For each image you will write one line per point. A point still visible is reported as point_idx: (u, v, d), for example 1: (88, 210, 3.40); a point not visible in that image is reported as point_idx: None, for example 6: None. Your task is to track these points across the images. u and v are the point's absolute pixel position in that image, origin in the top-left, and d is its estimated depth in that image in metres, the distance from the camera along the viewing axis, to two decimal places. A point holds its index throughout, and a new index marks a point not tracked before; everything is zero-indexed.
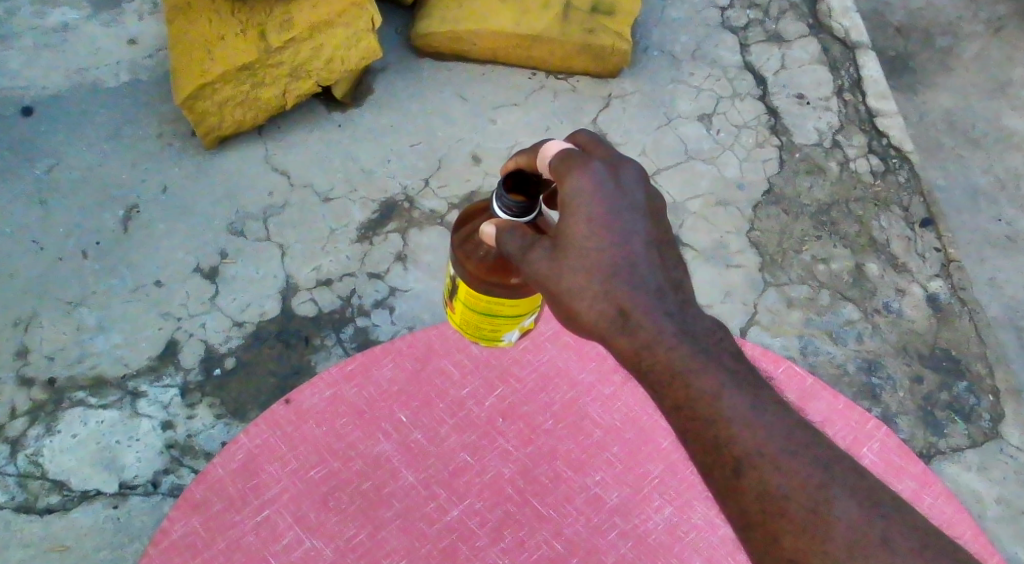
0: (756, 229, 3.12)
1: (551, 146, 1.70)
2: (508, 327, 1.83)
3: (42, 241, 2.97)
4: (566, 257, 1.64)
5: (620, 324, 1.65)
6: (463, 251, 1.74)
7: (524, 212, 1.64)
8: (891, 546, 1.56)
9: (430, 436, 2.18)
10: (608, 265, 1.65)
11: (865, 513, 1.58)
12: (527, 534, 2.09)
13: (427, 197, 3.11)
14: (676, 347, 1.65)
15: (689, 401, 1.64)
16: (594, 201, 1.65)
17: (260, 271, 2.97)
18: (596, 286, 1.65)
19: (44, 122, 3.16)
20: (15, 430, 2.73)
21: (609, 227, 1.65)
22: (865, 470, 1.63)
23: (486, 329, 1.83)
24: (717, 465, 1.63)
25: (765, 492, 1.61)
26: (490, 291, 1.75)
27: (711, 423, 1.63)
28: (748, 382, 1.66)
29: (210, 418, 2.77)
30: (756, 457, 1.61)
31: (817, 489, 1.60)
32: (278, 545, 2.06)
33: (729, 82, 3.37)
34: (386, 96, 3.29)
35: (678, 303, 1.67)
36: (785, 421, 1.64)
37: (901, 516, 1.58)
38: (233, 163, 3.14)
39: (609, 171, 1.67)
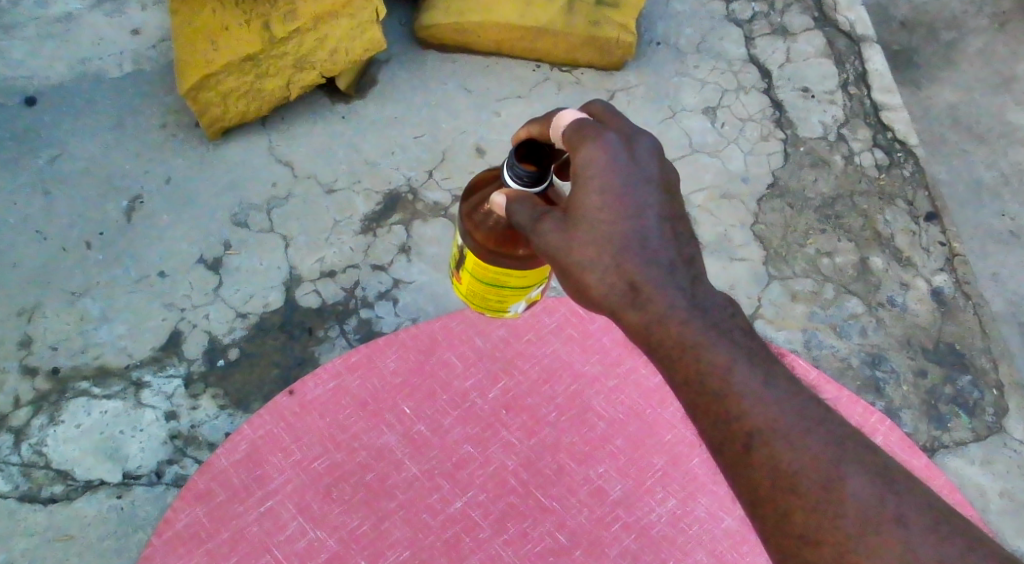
0: (760, 223, 3.11)
1: (565, 115, 1.69)
2: (513, 300, 1.84)
3: (46, 231, 2.97)
4: (576, 229, 1.65)
5: (629, 298, 1.66)
6: (472, 219, 1.75)
7: (535, 181, 1.65)
8: (904, 523, 1.55)
9: (434, 428, 2.18)
10: (619, 239, 1.65)
11: (878, 491, 1.58)
12: (530, 526, 2.09)
13: (431, 189, 3.11)
14: (688, 320, 1.65)
15: (700, 374, 1.65)
16: (606, 173, 1.65)
17: (263, 261, 2.97)
18: (606, 259, 1.65)
19: (48, 112, 3.15)
20: (19, 420, 2.73)
21: (621, 200, 1.65)
22: (878, 448, 1.63)
23: (491, 301, 1.84)
24: (726, 444, 1.63)
25: (776, 469, 1.61)
26: (498, 261, 1.75)
27: (723, 398, 1.64)
28: (759, 358, 1.66)
29: (214, 408, 2.77)
30: (767, 433, 1.62)
31: (828, 465, 1.60)
32: (282, 535, 2.06)
33: (733, 75, 3.37)
34: (390, 88, 3.28)
35: (690, 278, 1.67)
36: (796, 400, 1.64)
37: (912, 495, 1.58)
38: (237, 154, 3.14)
39: (622, 142, 1.67)
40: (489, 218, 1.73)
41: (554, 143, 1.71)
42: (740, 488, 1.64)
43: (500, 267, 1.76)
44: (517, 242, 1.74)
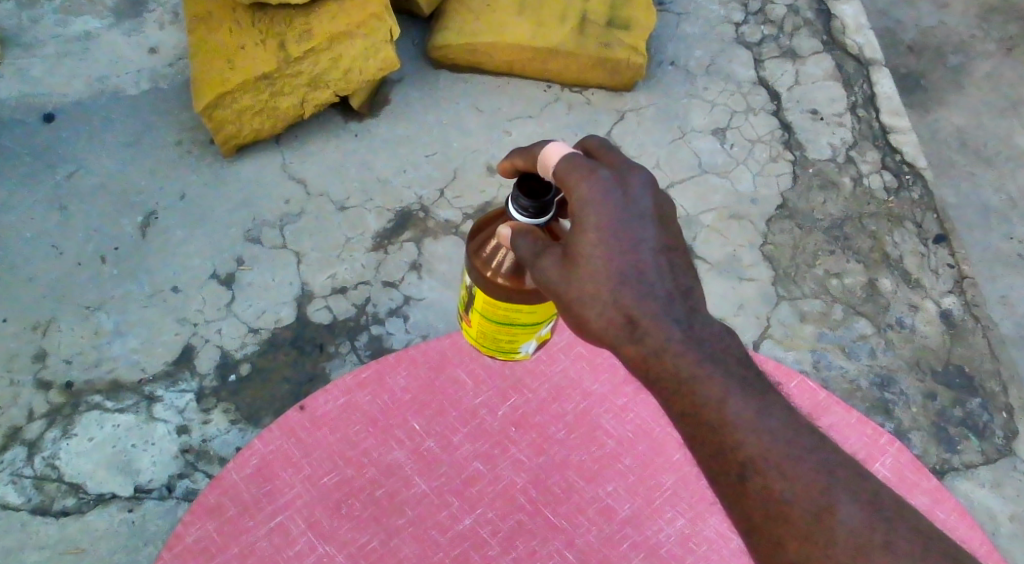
0: (769, 244, 3.13)
1: (552, 147, 1.71)
2: (521, 336, 1.86)
3: (62, 246, 3.01)
4: (574, 265, 1.67)
5: (628, 332, 1.68)
6: (479, 258, 1.77)
7: (539, 213, 1.69)
8: (893, 550, 1.58)
9: (443, 444, 2.20)
10: (615, 274, 1.67)
11: (869, 519, 1.60)
12: (538, 544, 2.11)
13: (443, 207, 3.14)
14: (683, 353, 1.68)
15: (695, 407, 1.67)
16: (601, 210, 1.67)
17: (276, 277, 3.00)
18: (604, 294, 1.67)
19: (65, 128, 3.19)
20: (33, 432, 2.75)
21: (618, 237, 1.67)
22: (868, 475, 1.66)
23: (500, 338, 1.86)
24: (721, 471, 1.66)
25: (768, 498, 1.63)
26: (508, 299, 1.78)
27: (716, 427, 1.66)
28: (754, 387, 1.68)
29: (225, 423, 2.79)
30: (760, 462, 1.64)
31: (820, 494, 1.63)
32: (291, 550, 2.08)
33: (743, 97, 3.39)
34: (402, 107, 3.32)
35: (686, 309, 1.69)
36: (789, 430, 1.67)
37: (904, 521, 1.61)
38: (251, 171, 3.17)
39: (617, 178, 1.69)
40: (495, 255, 1.75)
41: (546, 177, 1.72)
42: (735, 512, 1.67)
43: (507, 302, 1.79)
44: (523, 278, 1.75)
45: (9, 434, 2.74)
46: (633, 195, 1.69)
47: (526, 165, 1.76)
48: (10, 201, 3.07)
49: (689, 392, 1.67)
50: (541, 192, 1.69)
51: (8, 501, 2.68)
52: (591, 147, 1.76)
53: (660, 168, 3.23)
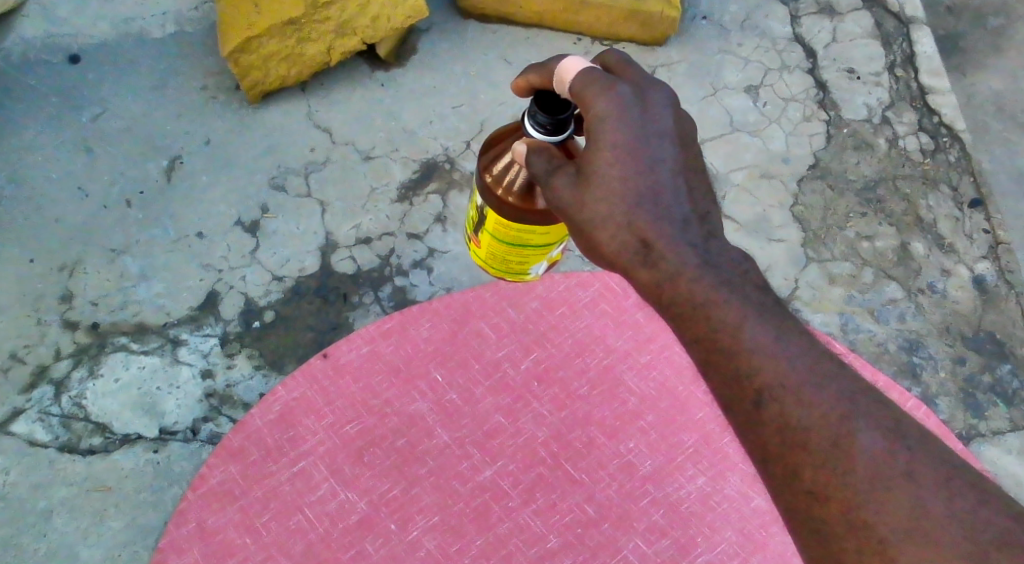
0: (799, 204, 3.09)
1: (568, 63, 1.74)
2: (532, 255, 1.93)
3: (88, 188, 3.00)
4: (587, 184, 1.71)
5: (641, 257, 1.71)
6: (493, 178, 1.82)
7: (556, 130, 1.72)
8: (912, 480, 1.56)
9: (466, 396, 2.20)
10: (630, 196, 1.71)
11: (887, 448, 1.59)
12: (558, 497, 2.11)
13: (469, 159, 3.12)
14: (697, 278, 1.70)
15: (709, 337, 1.68)
16: (618, 126, 1.71)
17: (300, 226, 2.99)
18: (619, 217, 1.71)
19: (92, 70, 3.17)
20: (60, 371, 2.77)
21: (635, 155, 1.71)
22: (890, 405, 1.64)
23: (510, 256, 1.94)
24: (736, 402, 1.66)
25: (781, 435, 1.63)
26: (518, 218, 1.83)
27: (732, 357, 1.67)
28: (770, 319, 1.69)
29: (248, 369, 2.80)
30: (776, 391, 1.64)
31: (837, 422, 1.61)
32: (313, 496, 2.09)
33: (778, 54, 3.32)
34: (430, 56, 3.27)
35: (702, 234, 1.73)
36: (807, 361, 1.66)
37: (921, 452, 1.59)
38: (278, 118, 3.15)
39: (635, 95, 1.73)
40: (506, 177, 1.80)
41: (562, 94, 1.75)
42: (749, 444, 1.66)
43: (516, 224, 1.85)
44: (534, 200, 1.81)
45: (36, 372, 2.77)
46: (654, 110, 1.72)
47: (541, 82, 1.79)
48: (37, 142, 3.06)
49: (705, 316, 1.69)
50: (558, 109, 1.73)
51: (36, 439, 2.70)
52: (608, 63, 1.78)
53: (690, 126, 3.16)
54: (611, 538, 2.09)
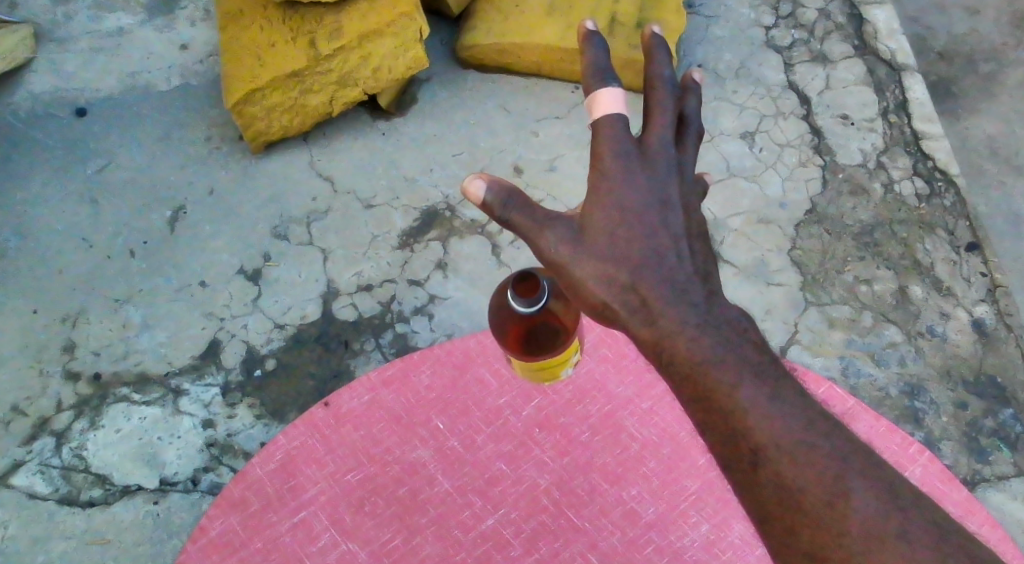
0: (797, 248, 3.09)
1: (608, 93, 1.70)
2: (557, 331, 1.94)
3: (92, 239, 3.04)
4: (585, 242, 1.68)
5: (641, 316, 1.68)
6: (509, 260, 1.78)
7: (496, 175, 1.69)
8: (914, 529, 1.55)
9: (467, 444, 2.27)
10: (630, 255, 1.68)
11: (886, 496, 1.57)
12: (562, 545, 2.15)
13: (469, 206, 3.11)
14: (698, 338, 1.67)
15: (704, 385, 1.67)
16: (622, 183, 1.69)
17: (302, 274, 3.00)
18: (618, 276, 1.68)
19: (98, 123, 3.23)
20: (61, 423, 2.77)
21: (630, 214, 1.68)
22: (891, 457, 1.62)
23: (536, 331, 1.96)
24: (732, 459, 1.64)
25: (779, 484, 1.61)
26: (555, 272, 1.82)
27: (726, 414, 1.65)
28: (768, 369, 1.67)
29: (249, 418, 2.78)
30: (772, 448, 1.62)
31: (836, 475, 1.60)
32: (314, 546, 2.17)
33: (773, 101, 3.35)
34: (429, 106, 3.32)
35: (704, 294, 1.70)
36: (803, 416, 1.64)
37: (923, 501, 1.58)
38: (279, 168, 3.19)
39: (641, 153, 1.71)
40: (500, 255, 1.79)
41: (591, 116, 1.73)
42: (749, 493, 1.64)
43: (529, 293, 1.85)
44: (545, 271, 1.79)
45: (37, 425, 2.77)
46: (660, 169, 1.71)
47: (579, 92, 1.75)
48: (43, 195, 3.11)
49: (696, 373, 1.67)
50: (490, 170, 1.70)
51: (36, 491, 2.70)
52: (654, 88, 1.73)
53: None
54: None
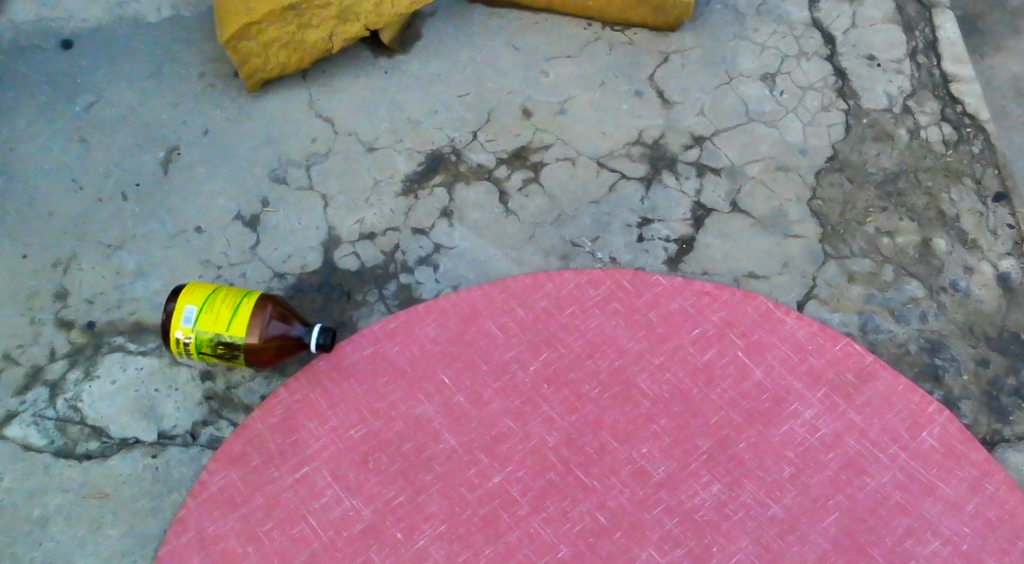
0: (817, 198, 2.96)
1: None
2: (254, 303, 2.35)
3: (82, 181, 2.94)
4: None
5: None
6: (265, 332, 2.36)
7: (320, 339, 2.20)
8: None
9: (473, 399, 2.22)
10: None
11: None
12: (570, 504, 2.11)
13: (475, 151, 3.01)
14: None
15: None
16: None
17: (302, 220, 2.90)
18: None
19: (85, 56, 3.11)
20: (55, 373, 2.70)
21: None
22: None
23: (214, 314, 2.34)
24: None
25: None
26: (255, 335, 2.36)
27: None
28: None
29: (249, 371, 2.69)
30: None
31: None
32: (317, 503, 2.14)
33: (795, 40, 3.20)
34: (433, 42, 3.18)
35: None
36: None
37: None
38: (277, 107, 3.06)
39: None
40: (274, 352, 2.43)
41: None
42: None
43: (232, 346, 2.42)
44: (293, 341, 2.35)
45: (31, 374, 2.70)
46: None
47: None
48: (30, 133, 3.00)
49: None
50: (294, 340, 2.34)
51: (32, 443, 2.63)
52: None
53: (704, 116, 3.07)
54: (624, 548, 2.07)
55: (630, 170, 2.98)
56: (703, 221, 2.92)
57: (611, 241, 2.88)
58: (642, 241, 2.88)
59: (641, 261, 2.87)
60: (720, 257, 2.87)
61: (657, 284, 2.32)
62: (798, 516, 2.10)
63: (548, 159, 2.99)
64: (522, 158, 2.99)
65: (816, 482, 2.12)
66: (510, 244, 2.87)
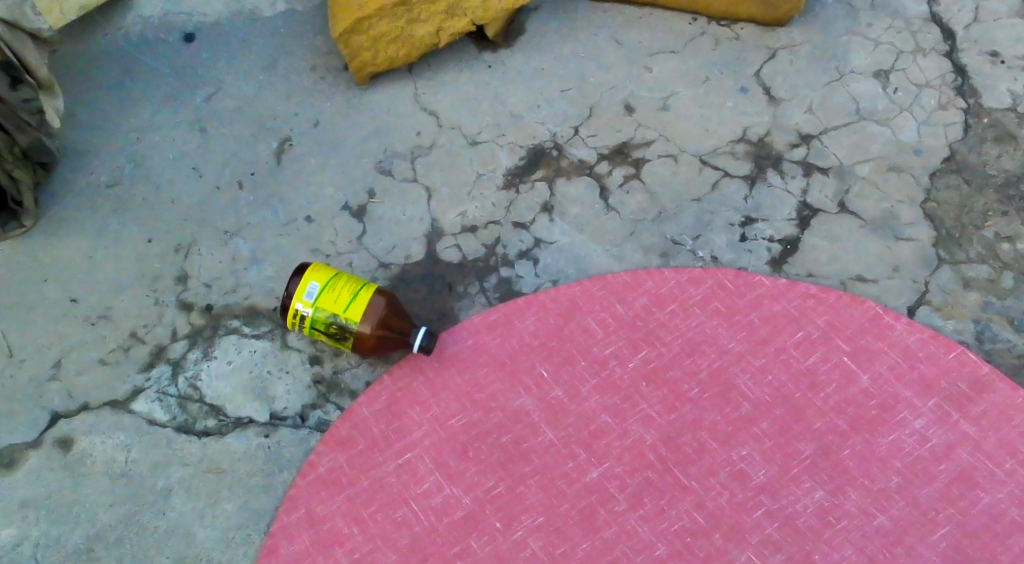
0: (932, 200, 2.90)
1: None
2: (371, 296, 2.46)
3: (201, 169, 3.06)
4: None
5: None
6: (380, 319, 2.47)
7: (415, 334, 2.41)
8: None
9: (571, 394, 2.27)
10: None
11: None
12: (667, 503, 2.15)
13: (577, 146, 3.03)
14: None
15: None
16: None
17: (407, 212, 2.97)
18: None
19: (205, 49, 3.24)
20: (176, 352, 2.82)
21: None
22: None
23: (335, 298, 2.46)
24: None
25: None
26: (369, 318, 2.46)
27: None
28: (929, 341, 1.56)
29: (355, 357, 2.78)
30: None
31: None
32: (419, 489, 2.21)
33: (911, 35, 3.14)
34: (537, 36, 3.21)
35: None
36: None
37: None
38: (384, 100, 3.13)
39: None
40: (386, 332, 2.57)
41: None
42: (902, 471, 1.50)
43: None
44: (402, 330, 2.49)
45: (154, 353, 2.82)
46: None
47: None
48: (154, 122, 3.13)
49: None
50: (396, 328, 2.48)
51: (155, 418, 2.74)
52: None
53: (812, 114, 3.03)
54: (723, 549, 2.10)
55: (734, 168, 2.96)
56: (810, 221, 2.88)
57: (712, 239, 2.87)
58: (745, 240, 2.86)
59: (743, 261, 2.85)
60: (826, 258, 2.83)
61: (759, 285, 2.34)
62: (905, 528, 2.11)
63: (651, 155, 2.99)
64: (624, 154, 3.00)
65: (925, 494, 2.14)
66: (611, 240, 2.88)
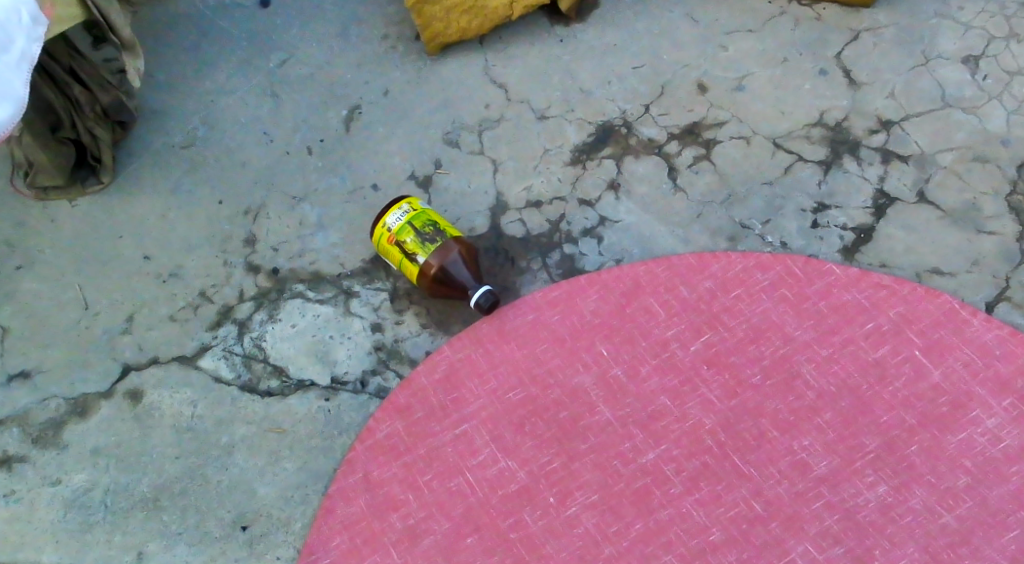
0: (1018, 193, 2.82)
1: None
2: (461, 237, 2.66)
3: (272, 134, 3.09)
4: None
5: None
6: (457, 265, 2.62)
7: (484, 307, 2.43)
8: None
9: (631, 374, 2.24)
10: None
11: None
12: (724, 488, 2.12)
13: (647, 124, 3.00)
14: None
15: None
16: None
17: (472, 184, 2.97)
18: None
19: (280, 15, 3.26)
20: (242, 313, 2.87)
21: None
22: None
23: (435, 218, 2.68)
24: None
25: None
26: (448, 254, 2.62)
27: None
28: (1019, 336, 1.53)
29: (416, 326, 2.81)
30: None
31: None
32: (475, 459, 2.21)
33: (1005, 20, 3.05)
34: (611, 11, 3.17)
35: None
36: None
37: None
38: (454, 70, 3.13)
39: None
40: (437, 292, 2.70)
41: None
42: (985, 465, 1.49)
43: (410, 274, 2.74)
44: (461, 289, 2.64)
45: (222, 312, 2.87)
46: None
47: None
48: (228, 85, 3.17)
49: None
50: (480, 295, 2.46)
51: (221, 376, 2.80)
52: None
53: (894, 99, 2.97)
54: (780, 539, 2.07)
55: (809, 152, 2.91)
56: (885, 209, 2.83)
57: (783, 225, 2.83)
58: (816, 227, 2.82)
59: (814, 248, 2.80)
60: (902, 249, 2.78)
61: (828, 273, 2.30)
62: (972, 528, 2.06)
63: (722, 137, 2.95)
64: (694, 135, 2.97)
65: (995, 495, 2.08)
66: (678, 221, 2.86)
